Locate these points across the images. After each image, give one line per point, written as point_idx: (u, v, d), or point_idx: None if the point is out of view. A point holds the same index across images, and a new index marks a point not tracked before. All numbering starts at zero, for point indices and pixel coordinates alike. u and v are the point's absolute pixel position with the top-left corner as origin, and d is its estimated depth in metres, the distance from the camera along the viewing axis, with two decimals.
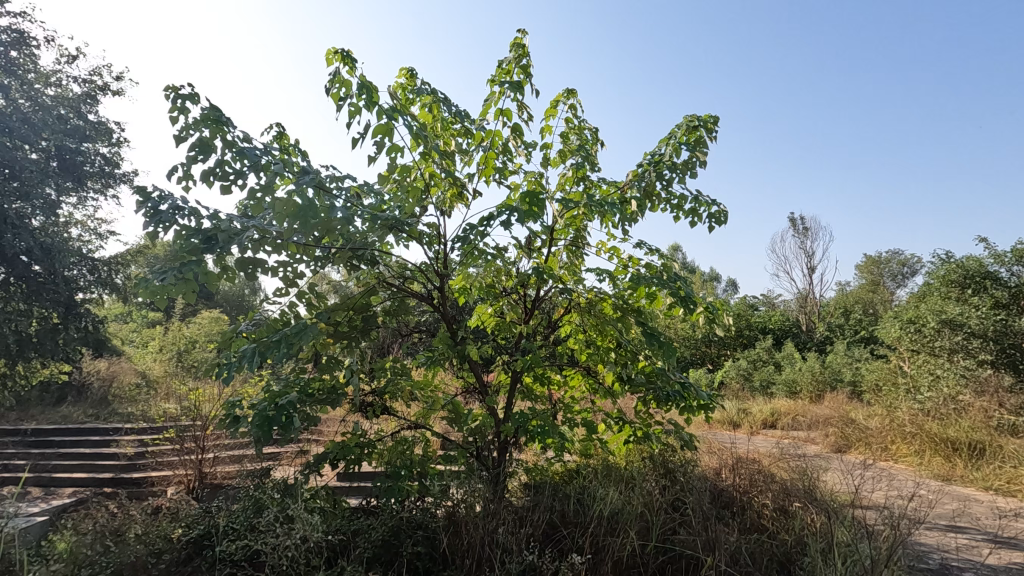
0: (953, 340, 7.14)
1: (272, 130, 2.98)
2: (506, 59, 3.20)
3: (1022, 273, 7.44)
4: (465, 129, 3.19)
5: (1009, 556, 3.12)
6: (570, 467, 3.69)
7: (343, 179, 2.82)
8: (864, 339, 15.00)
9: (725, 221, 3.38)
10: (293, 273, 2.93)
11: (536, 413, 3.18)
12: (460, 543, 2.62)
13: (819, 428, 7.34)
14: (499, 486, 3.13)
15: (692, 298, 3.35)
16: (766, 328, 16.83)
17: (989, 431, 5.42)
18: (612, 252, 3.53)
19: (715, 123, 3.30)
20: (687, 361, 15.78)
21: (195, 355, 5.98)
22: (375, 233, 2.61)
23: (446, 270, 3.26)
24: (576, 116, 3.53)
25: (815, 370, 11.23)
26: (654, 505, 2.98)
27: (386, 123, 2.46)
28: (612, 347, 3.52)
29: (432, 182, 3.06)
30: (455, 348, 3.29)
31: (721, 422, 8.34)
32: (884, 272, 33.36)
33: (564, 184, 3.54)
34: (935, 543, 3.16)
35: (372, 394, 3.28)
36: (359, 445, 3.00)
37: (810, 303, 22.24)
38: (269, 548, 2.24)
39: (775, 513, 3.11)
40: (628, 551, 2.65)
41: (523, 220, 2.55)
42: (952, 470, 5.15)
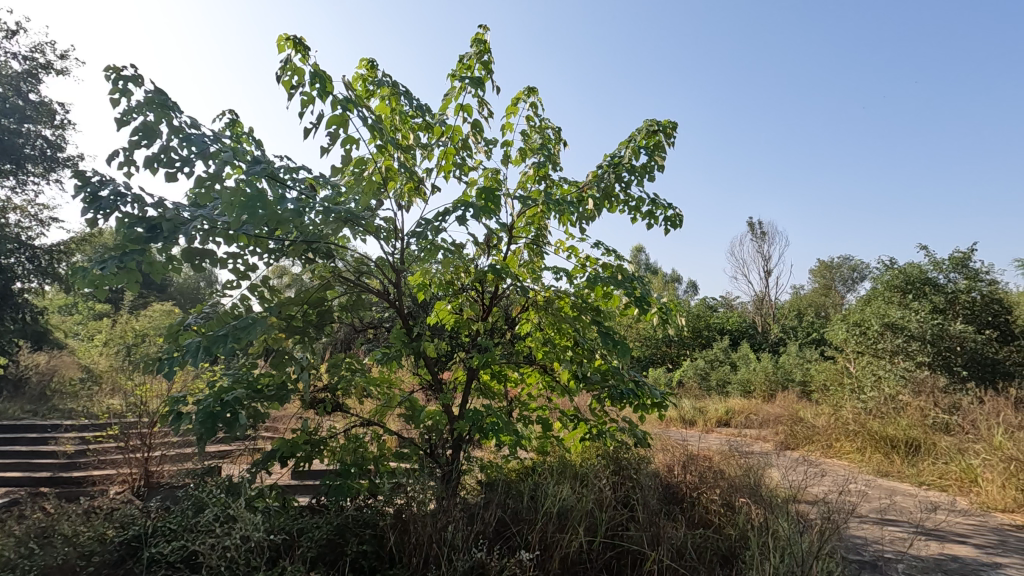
0: (894, 342, 7.51)
1: (224, 117, 2.89)
2: (467, 54, 3.18)
3: (958, 280, 7.89)
4: (424, 123, 3.15)
5: (936, 547, 3.29)
6: (526, 464, 3.70)
7: (298, 170, 2.75)
8: (815, 341, 15.61)
9: (680, 224, 3.46)
10: (244, 265, 2.84)
11: (491, 411, 3.17)
12: (408, 540, 2.60)
13: (769, 426, 7.60)
14: (452, 484, 3.12)
15: (647, 298, 3.42)
16: (724, 328, 17.28)
17: (924, 429, 5.71)
18: (570, 252, 3.57)
19: (674, 128, 3.37)
20: (647, 361, 16.10)
21: (143, 349, 5.75)
22: (329, 227, 2.56)
23: (403, 265, 3.22)
24: (538, 115, 3.54)
25: (768, 370, 11.62)
26: (604, 501, 3.01)
27: (341, 113, 2.41)
28: (570, 345, 3.55)
29: (390, 176, 3.01)
30: (411, 345, 3.25)
31: (678, 420, 8.52)
32: (836, 277, 34.78)
33: (525, 183, 3.55)
34: (870, 536, 3.30)
35: (324, 391, 3.21)
36: (309, 443, 2.94)
37: (766, 305, 23.01)
38: (207, 549, 2.17)
39: (721, 508, 3.18)
40: (576, 547, 2.66)
41: (479, 217, 2.52)
42: (890, 466, 5.41)
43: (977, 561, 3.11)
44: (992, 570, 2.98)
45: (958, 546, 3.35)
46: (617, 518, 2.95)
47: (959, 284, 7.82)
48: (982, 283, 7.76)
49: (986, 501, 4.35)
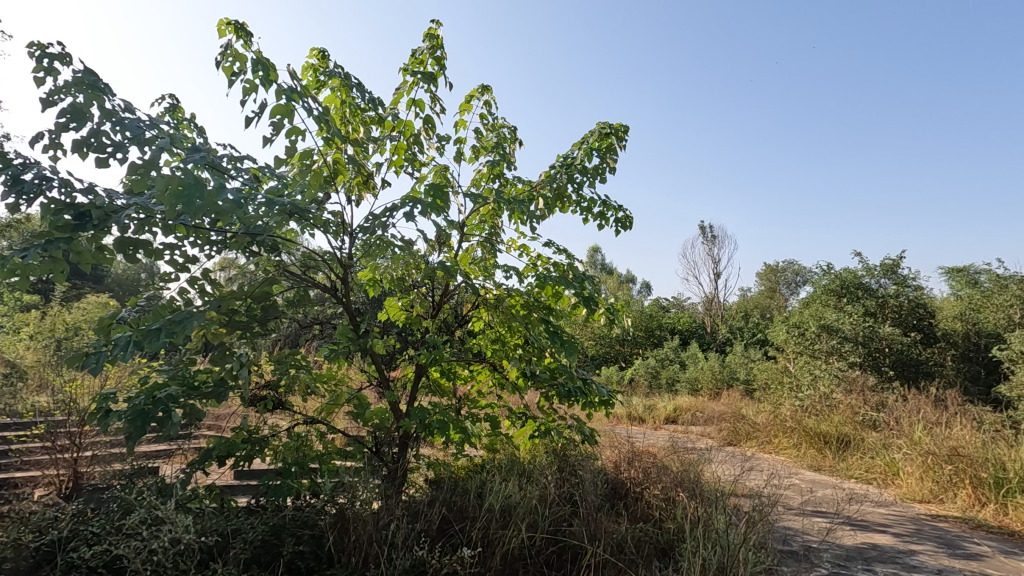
0: (829, 343, 7.93)
1: (164, 101, 2.77)
2: (419, 49, 3.14)
3: (888, 285, 8.39)
4: (376, 117, 3.10)
5: (858, 537, 3.48)
6: (475, 462, 3.70)
7: (241, 160, 2.66)
8: (759, 341, 16.28)
9: (630, 226, 3.55)
10: (182, 256, 2.73)
11: (439, 409, 3.15)
12: (348, 539, 2.56)
13: (714, 422, 7.89)
14: (397, 482, 3.08)
15: (595, 298, 3.49)
16: (675, 328, 17.78)
17: (854, 425, 6.06)
18: (522, 250, 3.62)
19: (626, 131, 3.44)
20: (600, 359, 16.42)
21: (74, 344, 5.42)
22: (273, 219, 2.48)
23: (351, 261, 3.16)
24: (491, 114, 3.56)
25: (715, 369, 12.05)
26: (548, 498, 3.05)
27: (286, 103, 2.34)
28: (520, 343, 3.58)
29: (338, 169, 2.94)
30: (358, 342, 3.18)
31: (628, 418, 8.71)
32: (781, 280, 36.38)
33: (479, 181, 3.55)
34: (799, 526, 3.47)
35: (266, 389, 3.10)
36: (248, 442, 2.85)
37: (715, 306, 23.86)
38: (131, 553, 2.07)
39: (661, 503, 3.28)
40: (517, 544, 2.68)
41: (427, 213, 2.50)
42: (822, 460, 5.72)
43: (894, 549, 3.32)
44: (907, 557, 3.19)
45: (878, 535, 3.57)
46: (560, 514, 2.98)
47: (889, 289, 8.32)
48: (909, 288, 8.27)
49: (906, 493, 4.65)
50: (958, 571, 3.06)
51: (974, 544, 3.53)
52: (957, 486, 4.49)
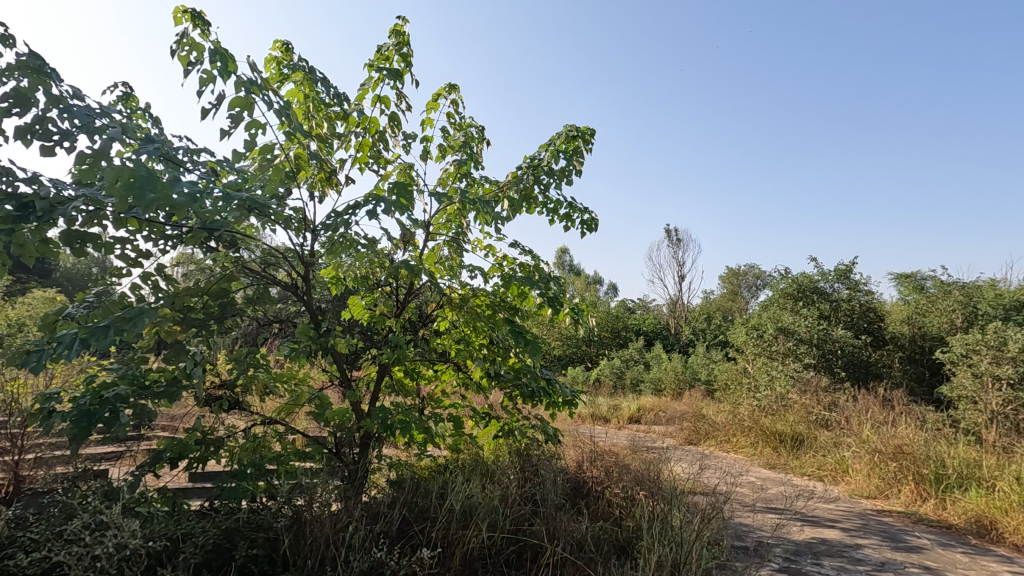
0: (786, 345, 8.21)
1: (117, 90, 2.66)
2: (385, 45, 3.11)
3: (841, 289, 8.75)
4: (340, 112, 3.05)
5: (808, 532, 3.61)
6: (438, 462, 3.68)
7: (199, 152, 2.58)
8: (721, 343, 16.72)
9: (595, 228, 3.59)
10: (134, 251, 2.63)
11: (402, 409, 3.11)
12: (304, 542, 2.51)
13: (675, 422, 8.06)
14: (357, 483, 3.03)
15: (560, 299, 3.52)
16: (640, 329, 18.10)
17: (807, 424, 6.28)
18: (488, 250, 3.62)
19: (592, 135, 3.48)
20: (567, 359, 16.56)
21: (17, 340, 5.15)
22: (231, 214, 2.40)
23: (313, 258, 3.09)
24: (458, 113, 3.55)
25: (677, 370, 12.31)
26: (509, 498, 3.05)
27: (245, 95, 2.27)
28: (485, 343, 3.57)
29: (301, 165, 2.88)
30: (319, 341, 3.11)
31: (592, 417, 8.82)
32: (742, 283, 37.43)
33: (445, 180, 3.53)
34: (753, 523, 3.58)
35: (222, 388, 3.01)
36: (202, 443, 2.77)
37: (680, 307, 24.37)
38: (73, 559, 1.99)
39: (622, 501, 3.33)
40: (477, 544, 2.68)
41: (391, 212, 2.48)
42: (778, 458, 5.91)
43: (842, 543, 3.45)
44: (853, 551, 3.32)
45: (827, 530, 3.71)
46: (522, 513, 2.99)
47: (842, 293, 8.68)
48: (861, 293, 8.65)
49: (855, 489, 4.84)
50: (899, 563, 3.21)
51: (915, 537, 3.71)
52: (901, 483, 4.71)
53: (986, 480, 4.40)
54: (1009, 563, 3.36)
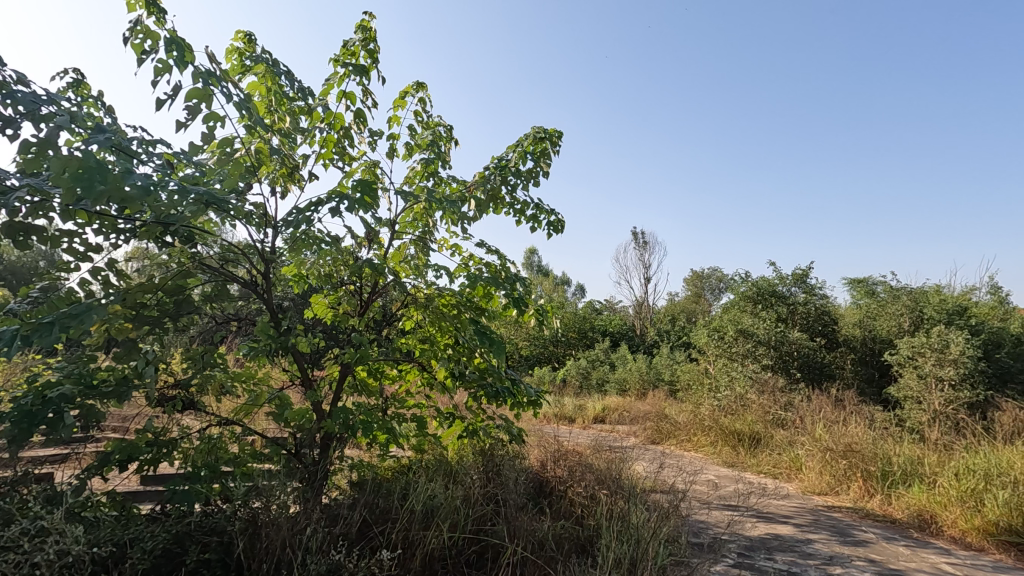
0: (745, 347, 8.46)
1: (66, 76, 2.55)
2: (351, 40, 3.06)
3: (798, 293, 9.08)
4: (304, 107, 2.99)
5: (762, 528, 3.73)
6: (401, 462, 3.65)
7: (154, 144, 2.49)
8: (684, 344, 17.11)
9: (562, 230, 3.63)
10: (83, 245, 2.51)
11: (364, 409, 3.07)
12: (259, 545, 2.45)
13: (639, 421, 8.20)
14: (317, 485, 2.97)
15: (526, 300, 3.54)
16: (606, 329, 18.34)
17: (764, 423, 6.49)
18: (454, 250, 3.62)
19: (560, 137, 3.51)
20: (534, 360, 16.67)
21: None
22: (187, 209, 2.33)
23: (274, 256, 3.02)
24: (425, 111, 3.52)
25: (642, 370, 12.53)
26: (472, 497, 3.05)
27: (203, 87, 2.21)
28: (450, 343, 3.56)
29: (262, 160, 2.80)
30: (280, 339, 3.01)
31: (558, 417, 8.88)
32: (706, 285, 38.33)
33: (412, 179, 3.51)
34: (711, 520, 3.67)
35: (176, 388, 2.90)
36: (153, 445, 2.67)
37: (645, 309, 24.80)
38: (9, 567, 1.89)
39: (584, 500, 3.37)
40: (438, 544, 2.67)
41: (354, 210, 2.45)
42: (736, 456, 6.08)
43: (794, 538, 3.58)
44: (804, 545, 3.45)
45: (780, 526, 3.83)
46: (484, 513, 3.00)
47: (798, 297, 9.02)
48: (816, 297, 9.01)
49: (808, 486, 5.02)
50: (847, 556, 3.34)
51: (862, 532, 3.87)
52: (850, 479, 4.90)
53: (927, 476, 4.62)
54: (947, 555, 3.54)
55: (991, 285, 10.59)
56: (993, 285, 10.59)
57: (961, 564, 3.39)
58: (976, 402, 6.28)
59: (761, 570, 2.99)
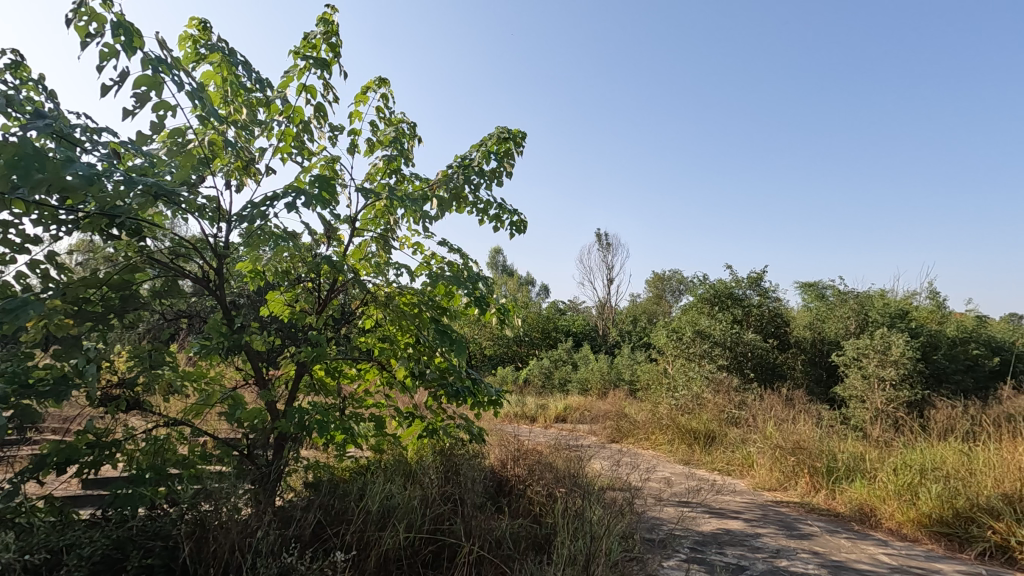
0: (702, 347, 8.69)
1: (4, 57, 2.40)
2: (312, 33, 3.00)
3: (752, 295, 9.39)
4: (262, 99, 2.91)
5: (714, 524, 3.84)
6: (359, 463, 3.60)
7: (99, 132, 2.37)
8: (645, 344, 17.44)
9: (524, 230, 3.65)
10: (19, 236, 2.38)
11: (320, 409, 3.01)
12: (206, 549, 2.38)
13: (599, 420, 8.33)
14: (270, 486, 2.90)
15: (487, 299, 3.54)
16: (569, 330, 18.53)
17: (719, 422, 6.68)
18: (416, 248, 3.59)
19: (524, 138, 3.53)
20: (497, 359, 16.69)
21: None
22: (134, 200, 2.23)
23: (228, 251, 2.93)
24: (388, 107, 3.49)
25: (603, 370, 12.72)
26: (430, 498, 3.03)
27: (152, 75, 2.12)
28: (410, 342, 3.52)
29: (216, 152, 2.71)
30: (232, 337, 2.91)
31: (520, 417, 8.92)
32: (666, 287, 39.14)
33: (374, 175, 3.46)
34: (666, 516, 3.76)
35: (120, 387, 2.77)
36: (94, 447, 2.55)
37: (608, 310, 25.16)
38: None
39: (542, 498, 3.40)
40: (394, 545, 2.65)
41: (310, 206, 2.40)
42: (691, 454, 6.25)
43: (744, 533, 3.70)
44: (753, 539, 3.57)
45: (731, 521, 3.96)
46: (441, 513, 2.98)
47: (753, 299, 9.33)
48: (770, 299, 9.35)
49: (759, 482, 5.20)
50: (793, 549, 3.48)
51: (807, 525, 4.04)
52: (797, 475, 5.10)
53: (868, 471, 4.85)
54: (884, 546, 3.73)
55: (930, 291, 11.19)
56: (932, 290, 11.20)
57: (897, 554, 3.58)
58: (914, 400, 6.63)
59: (712, 564, 3.09)
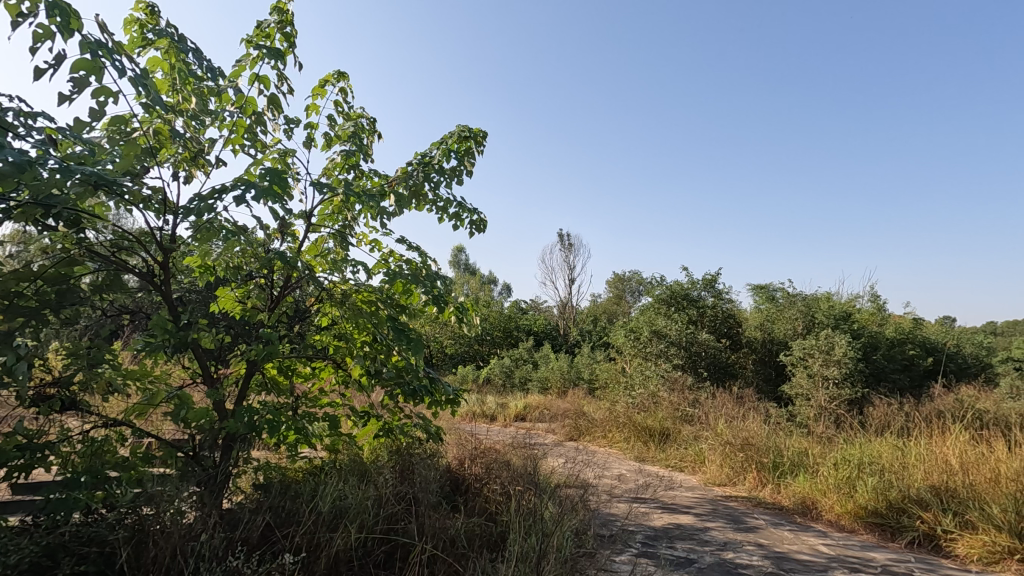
0: (658, 347, 8.90)
1: None
2: (266, 22, 2.92)
3: (707, 296, 9.68)
4: (213, 88, 2.81)
5: (666, 519, 3.95)
6: (313, 463, 3.53)
7: (34, 117, 2.24)
8: (604, 344, 17.69)
9: (484, 229, 3.65)
10: None
11: (271, 408, 2.92)
12: (146, 554, 2.30)
13: (558, 419, 8.41)
14: (217, 489, 2.80)
15: (445, 297, 3.53)
16: (531, 329, 18.62)
17: (673, 419, 6.87)
18: (374, 245, 3.54)
19: (484, 137, 3.53)
20: (458, 358, 16.63)
21: None
22: (71, 190, 2.12)
23: (174, 245, 2.81)
24: (346, 101, 3.43)
25: (563, 369, 12.85)
26: (383, 498, 3.00)
27: (92, 59, 2.02)
28: (367, 341, 3.47)
29: (162, 142, 2.60)
30: (178, 334, 2.79)
31: (479, 416, 8.92)
32: (626, 288, 39.79)
33: (331, 170, 3.39)
34: (619, 512, 3.84)
35: (55, 387, 2.62)
36: (24, 450, 2.40)
37: (569, 310, 25.41)
38: None
39: (498, 497, 3.41)
40: (344, 546, 2.61)
41: (260, 199, 2.33)
42: (647, 451, 6.40)
43: (693, 527, 3.82)
44: (702, 533, 3.69)
45: (682, 516, 4.07)
46: (395, 512, 2.96)
47: (708, 300, 9.62)
48: (723, 301, 9.65)
49: (710, 478, 5.37)
50: (738, 542, 3.61)
51: (753, 518, 4.19)
52: (746, 471, 5.30)
53: (811, 465, 5.07)
54: (824, 537, 3.91)
55: (872, 294, 11.79)
56: (873, 293, 11.80)
57: (835, 544, 3.76)
58: (855, 398, 6.97)
59: (662, 557, 3.17)
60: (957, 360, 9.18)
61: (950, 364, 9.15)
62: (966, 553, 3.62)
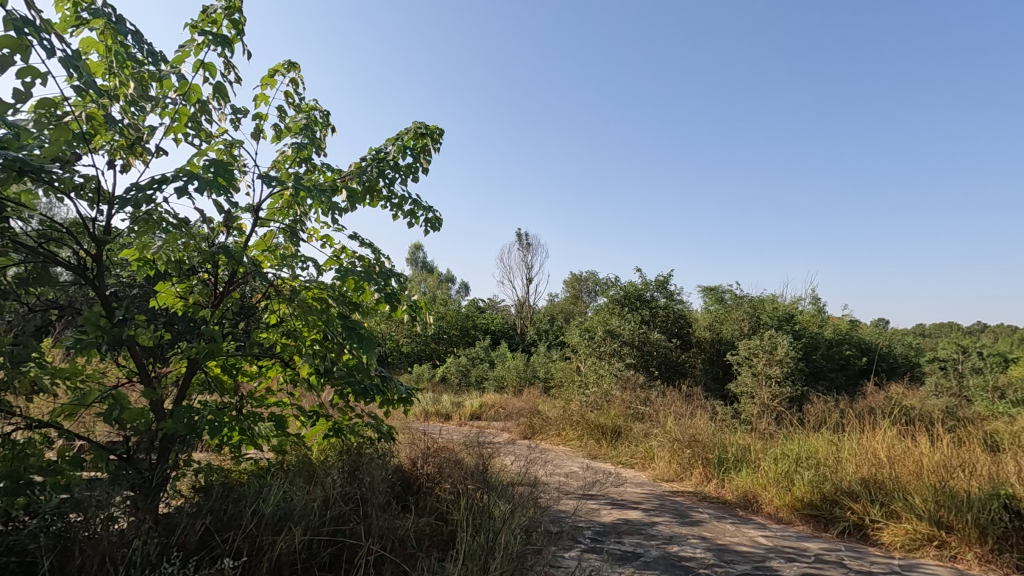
0: (612, 346, 9.08)
1: None
2: (213, 7, 2.81)
3: (659, 297, 9.94)
4: (154, 74, 2.68)
5: (615, 514, 4.03)
6: (258, 464, 3.42)
7: None
8: (560, 344, 17.87)
9: (439, 228, 3.63)
10: None
11: (212, 408, 2.81)
12: (70, 564, 2.18)
13: (513, 418, 8.45)
14: (152, 493, 2.67)
15: (398, 295, 3.49)
16: (487, 329, 18.56)
17: (624, 417, 7.01)
18: (325, 241, 3.46)
19: (441, 135, 3.50)
20: (413, 358, 16.44)
21: None
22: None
23: (109, 237, 2.66)
24: (297, 93, 3.34)
25: (519, 368, 12.91)
26: (330, 499, 2.94)
27: (17, 37, 1.89)
28: (317, 339, 3.40)
29: (95, 127, 2.46)
30: (111, 331, 2.65)
31: (434, 416, 8.85)
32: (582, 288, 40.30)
33: (281, 163, 3.29)
34: (570, 509, 3.89)
35: None
36: None
37: (526, 309, 25.51)
38: None
39: (449, 495, 3.41)
40: (288, 549, 2.54)
41: (204, 191, 2.24)
42: (599, 449, 6.51)
43: (641, 522, 3.91)
44: (649, 528, 3.79)
45: (631, 511, 4.17)
46: (342, 513, 2.90)
47: (659, 301, 9.87)
48: (675, 302, 9.93)
49: (658, 474, 5.52)
50: (683, 535, 3.73)
51: (698, 512, 4.34)
52: (692, 466, 5.47)
53: (753, 460, 5.29)
54: (763, 529, 4.09)
55: (812, 297, 12.39)
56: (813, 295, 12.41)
57: (772, 535, 3.93)
58: (794, 396, 7.30)
59: (610, 552, 3.24)
60: (888, 360, 9.76)
61: (882, 364, 9.70)
62: (890, 541, 3.85)
